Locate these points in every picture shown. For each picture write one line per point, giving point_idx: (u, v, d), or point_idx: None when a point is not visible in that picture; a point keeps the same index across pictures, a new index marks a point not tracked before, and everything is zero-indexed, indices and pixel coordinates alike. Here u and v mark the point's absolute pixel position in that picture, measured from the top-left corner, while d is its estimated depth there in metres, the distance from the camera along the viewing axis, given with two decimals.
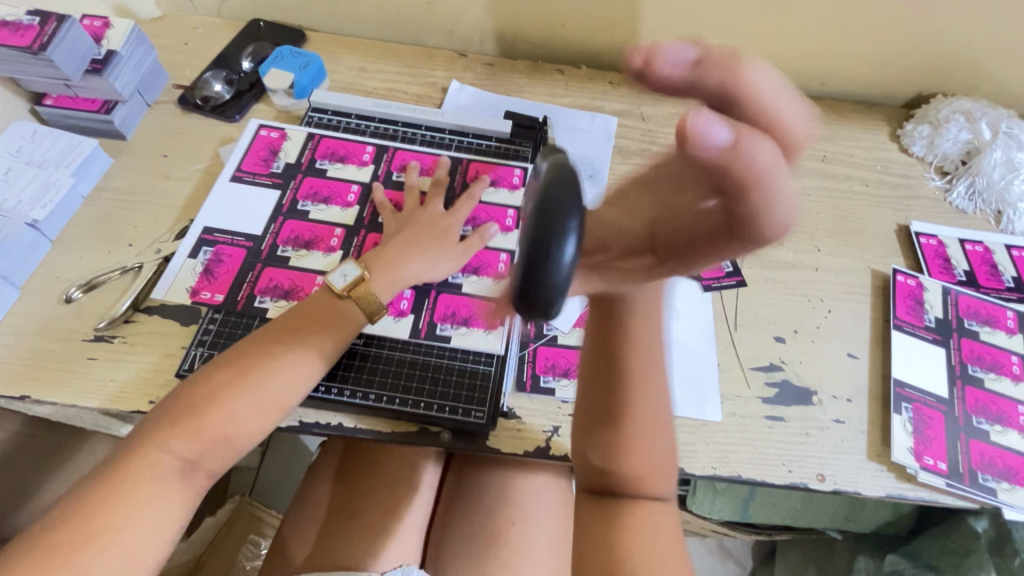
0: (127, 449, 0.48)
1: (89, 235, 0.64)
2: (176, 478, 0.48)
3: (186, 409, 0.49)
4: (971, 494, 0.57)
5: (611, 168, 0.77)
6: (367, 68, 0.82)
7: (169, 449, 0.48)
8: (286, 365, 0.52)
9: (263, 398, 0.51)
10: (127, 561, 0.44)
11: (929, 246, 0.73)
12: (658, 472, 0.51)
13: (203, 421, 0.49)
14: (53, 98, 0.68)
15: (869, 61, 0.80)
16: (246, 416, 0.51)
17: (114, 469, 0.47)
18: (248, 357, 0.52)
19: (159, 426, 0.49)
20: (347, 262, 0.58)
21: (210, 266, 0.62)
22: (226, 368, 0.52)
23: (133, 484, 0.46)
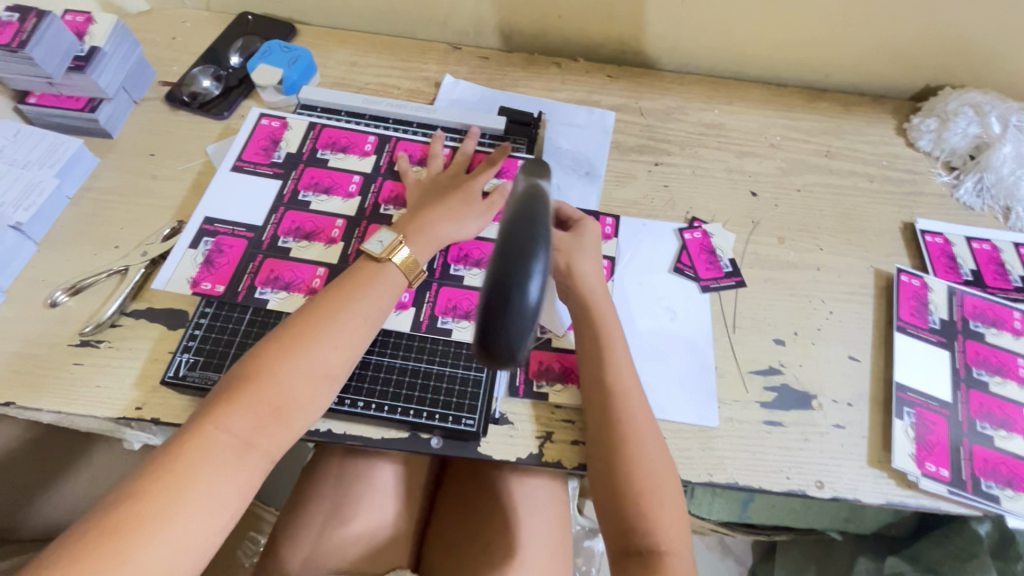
0: (182, 430, 0.46)
1: (75, 237, 0.63)
2: (231, 460, 0.45)
3: (238, 386, 0.48)
4: (974, 502, 0.56)
5: (608, 164, 0.75)
6: (359, 63, 0.80)
7: (225, 428, 0.46)
8: (333, 339, 0.51)
9: (314, 368, 0.50)
10: (184, 544, 0.42)
11: (934, 244, 0.71)
12: (660, 474, 0.51)
13: (255, 395, 0.48)
14: (36, 96, 0.67)
15: (875, 52, 0.77)
16: (297, 392, 0.49)
17: (168, 453, 0.44)
18: (294, 334, 0.51)
19: (213, 405, 0.47)
20: (381, 230, 0.59)
21: (210, 257, 0.61)
22: (275, 340, 0.50)
23: (190, 466, 0.43)
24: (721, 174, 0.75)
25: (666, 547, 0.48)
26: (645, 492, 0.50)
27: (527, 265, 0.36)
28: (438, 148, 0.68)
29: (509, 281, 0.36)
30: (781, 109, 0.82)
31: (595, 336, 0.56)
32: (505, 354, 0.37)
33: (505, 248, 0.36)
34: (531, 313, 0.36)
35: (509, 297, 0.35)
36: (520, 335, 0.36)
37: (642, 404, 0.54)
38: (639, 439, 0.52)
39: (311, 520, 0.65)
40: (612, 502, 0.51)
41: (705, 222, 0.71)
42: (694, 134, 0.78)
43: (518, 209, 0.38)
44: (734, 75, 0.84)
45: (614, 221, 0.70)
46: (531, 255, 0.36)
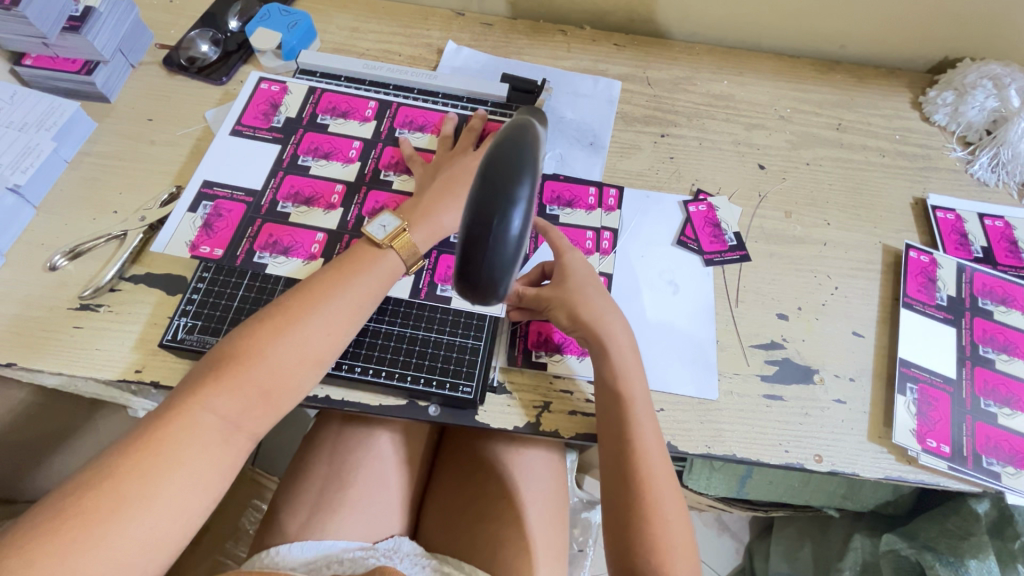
0: (165, 405, 0.46)
1: (73, 201, 0.63)
2: (215, 442, 0.45)
3: (227, 364, 0.48)
4: (974, 478, 0.55)
5: (613, 135, 0.73)
6: (360, 28, 0.78)
7: (211, 408, 0.46)
8: (324, 323, 0.51)
9: (305, 350, 0.49)
10: (166, 522, 0.42)
11: (946, 221, 0.69)
12: (661, 477, 0.51)
13: (242, 377, 0.47)
14: (32, 58, 0.66)
15: (893, 21, 0.75)
16: (285, 375, 0.49)
17: (149, 431, 0.44)
18: (286, 314, 0.50)
19: (199, 383, 0.47)
20: (383, 213, 0.57)
21: (209, 221, 0.60)
22: (268, 319, 0.50)
23: (173, 446, 0.43)
24: (728, 146, 0.73)
25: (664, 550, 0.49)
26: (651, 499, 0.50)
27: (512, 191, 0.35)
28: (448, 128, 0.65)
29: (493, 213, 0.35)
30: (793, 80, 0.79)
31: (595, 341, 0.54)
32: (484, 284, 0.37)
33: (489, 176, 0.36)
34: (515, 242, 0.36)
35: (492, 228, 0.35)
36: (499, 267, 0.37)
37: (644, 410, 0.53)
38: (644, 446, 0.51)
39: (311, 486, 0.66)
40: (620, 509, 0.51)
41: (710, 194, 0.70)
42: (702, 105, 0.76)
43: (504, 134, 0.38)
44: (746, 45, 0.81)
45: (617, 193, 0.68)
46: (517, 180, 0.36)
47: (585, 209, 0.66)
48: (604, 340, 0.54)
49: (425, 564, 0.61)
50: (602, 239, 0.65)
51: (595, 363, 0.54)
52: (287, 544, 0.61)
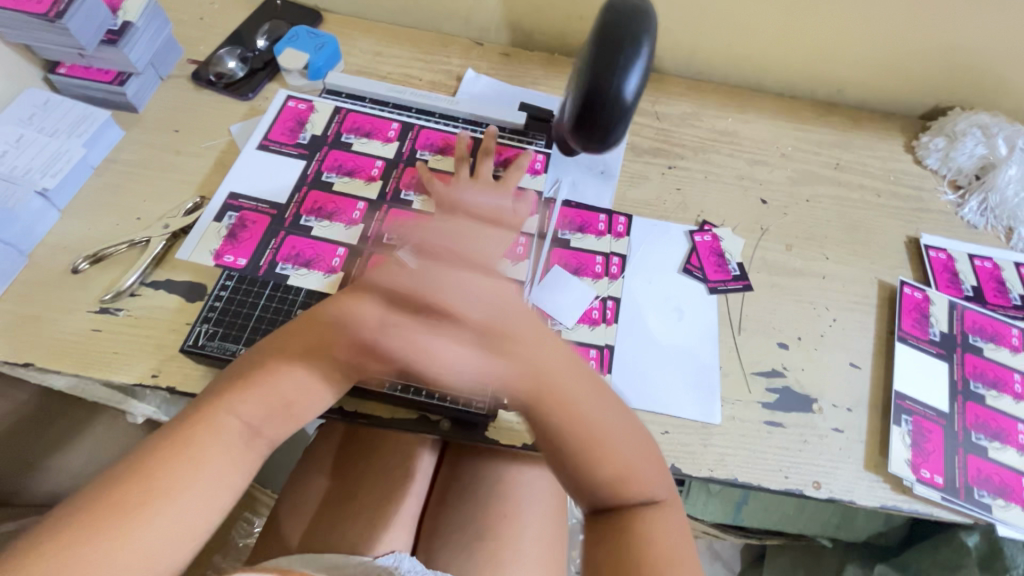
0: (193, 402, 0.48)
1: (98, 206, 0.64)
2: (238, 447, 0.47)
3: (253, 373, 0.49)
4: (966, 509, 0.57)
5: (623, 165, 0.76)
6: (382, 52, 0.82)
7: (237, 413, 0.48)
8: (347, 346, 0.52)
9: (326, 369, 0.51)
10: (188, 521, 0.44)
11: (937, 259, 0.72)
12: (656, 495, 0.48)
13: (267, 388, 0.49)
14: (66, 67, 0.68)
15: (888, 70, 0.79)
16: (307, 390, 0.50)
17: (174, 434, 0.46)
18: (312, 331, 0.52)
19: (223, 391, 0.48)
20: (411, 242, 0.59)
21: (232, 230, 0.62)
22: (296, 334, 0.51)
23: (197, 448, 0.46)
24: (733, 181, 0.77)
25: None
26: (644, 531, 0.46)
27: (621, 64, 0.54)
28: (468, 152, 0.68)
29: (614, 68, 0.54)
30: (794, 120, 0.83)
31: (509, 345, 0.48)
32: (601, 129, 0.57)
33: (609, 36, 0.55)
34: (614, 106, 0.55)
35: (615, 85, 0.54)
36: (613, 122, 0.56)
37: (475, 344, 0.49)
38: (625, 477, 0.47)
39: (314, 499, 0.66)
40: (612, 554, 0.46)
41: (715, 225, 0.72)
42: (707, 140, 0.80)
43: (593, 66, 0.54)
44: (749, 85, 0.85)
45: (626, 221, 0.71)
46: (629, 46, 0.54)
47: (596, 234, 0.69)
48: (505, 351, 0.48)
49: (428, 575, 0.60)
50: (612, 264, 0.67)
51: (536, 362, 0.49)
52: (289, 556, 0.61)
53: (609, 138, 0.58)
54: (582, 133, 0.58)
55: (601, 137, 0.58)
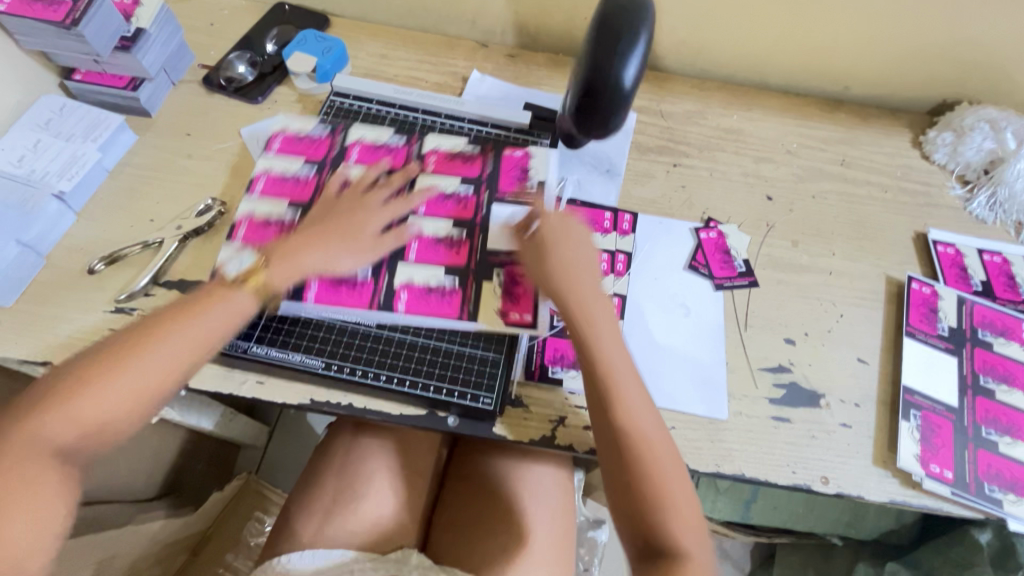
0: (45, 397, 0.45)
1: (112, 209, 0.65)
2: (48, 465, 0.44)
3: (65, 392, 0.45)
4: (976, 504, 0.57)
5: (628, 163, 0.76)
6: (389, 55, 0.83)
7: (41, 436, 0.44)
8: (186, 360, 0.49)
9: (145, 384, 0.47)
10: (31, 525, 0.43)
11: (946, 255, 0.72)
12: (668, 465, 0.51)
13: (80, 405, 0.45)
14: (81, 73, 0.70)
15: (895, 65, 0.79)
16: (123, 404, 0.47)
17: (58, 431, 0.44)
18: (149, 339, 0.49)
19: (36, 408, 0.45)
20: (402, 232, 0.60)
21: (381, 144, 0.69)
22: (115, 353, 0.48)
23: (10, 465, 0.42)
24: (738, 178, 0.77)
25: (682, 536, 0.49)
26: (657, 488, 0.50)
27: (628, 50, 0.57)
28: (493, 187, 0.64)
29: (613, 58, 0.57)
30: (799, 117, 0.83)
31: (584, 317, 0.55)
32: (601, 113, 0.60)
33: (608, 27, 0.57)
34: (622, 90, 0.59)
35: (614, 71, 0.57)
36: (613, 107, 0.59)
37: (606, 317, 0.56)
38: (652, 444, 0.51)
39: (323, 495, 0.67)
40: (628, 512, 0.51)
41: (720, 222, 0.73)
42: (712, 137, 0.80)
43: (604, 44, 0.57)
44: (754, 82, 0.86)
45: (632, 218, 0.71)
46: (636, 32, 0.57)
47: (601, 232, 0.69)
48: (586, 315, 0.55)
49: None
50: (617, 262, 0.68)
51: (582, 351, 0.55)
52: (298, 552, 0.62)
53: (610, 122, 0.62)
54: (583, 117, 0.61)
55: (601, 121, 0.61)
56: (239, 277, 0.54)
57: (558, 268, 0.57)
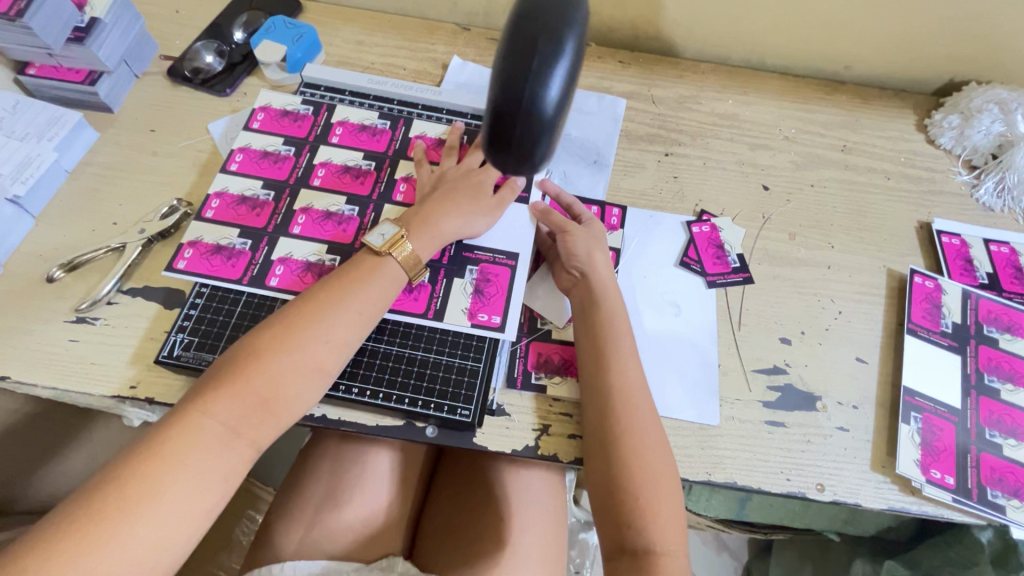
0: (215, 382, 0.47)
1: (72, 212, 0.62)
2: (216, 449, 0.45)
3: (229, 374, 0.47)
4: (978, 511, 0.54)
5: (617, 153, 0.73)
6: (365, 41, 0.78)
7: (212, 416, 0.45)
8: (315, 347, 0.49)
9: (302, 363, 0.49)
10: (171, 520, 0.42)
11: (950, 245, 0.68)
12: (659, 473, 0.50)
13: (244, 387, 0.47)
14: (36, 67, 0.66)
15: (899, 43, 0.74)
16: (284, 383, 0.48)
17: (234, 415, 0.46)
18: (284, 326, 0.49)
19: (203, 392, 0.46)
20: (383, 224, 0.57)
21: (366, 126, 0.67)
22: (265, 334, 0.49)
23: (172, 452, 0.43)
24: (733, 167, 0.73)
25: (662, 547, 0.47)
26: (641, 494, 0.49)
27: (549, 59, 0.40)
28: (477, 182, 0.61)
29: (527, 74, 0.39)
30: (798, 101, 0.79)
31: (601, 330, 0.55)
32: (521, 147, 0.41)
33: (521, 30, 0.41)
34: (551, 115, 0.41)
35: (529, 93, 0.39)
36: (533, 137, 0.41)
37: (628, 331, 0.55)
38: (646, 452, 0.50)
39: (304, 504, 0.65)
40: (608, 502, 0.50)
41: (714, 215, 0.69)
42: (706, 124, 0.76)
43: (514, 53, 0.40)
44: (750, 64, 0.81)
45: (620, 212, 0.68)
46: (559, 39, 0.40)
47: None
48: (606, 327, 0.55)
49: None
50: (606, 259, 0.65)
51: (583, 333, 0.56)
52: (281, 563, 0.60)
53: (535, 155, 0.42)
54: (496, 150, 0.42)
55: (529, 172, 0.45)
56: (386, 247, 0.55)
57: (595, 260, 0.58)
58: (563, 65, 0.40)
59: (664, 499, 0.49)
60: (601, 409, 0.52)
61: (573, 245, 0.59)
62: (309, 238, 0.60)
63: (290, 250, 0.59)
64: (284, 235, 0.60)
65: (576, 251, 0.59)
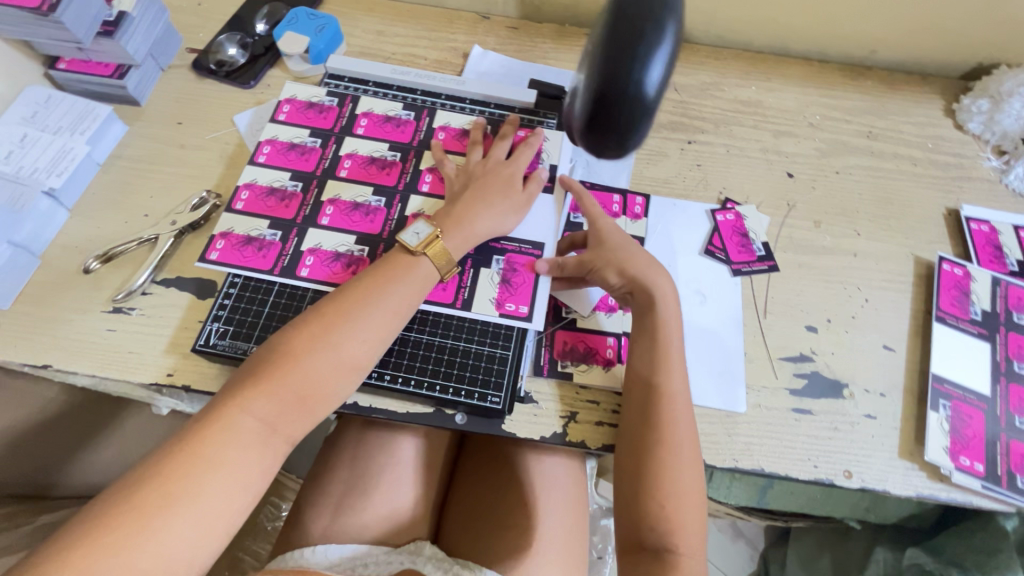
0: (252, 378, 0.48)
1: (105, 205, 0.63)
2: (254, 443, 0.46)
3: (267, 369, 0.48)
4: (1008, 498, 0.54)
5: (640, 142, 0.72)
6: (386, 32, 0.78)
7: (251, 412, 0.46)
8: (349, 344, 0.50)
9: (337, 361, 0.49)
10: (211, 513, 0.43)
11: (979, 232, 0.68)
12: (686, 469, 0.50)
13: (281, 384, 0.48)
14: (65, 61, 0.67)
15: (928, 26, 0.73)
16: (321, 381, 0.49)
17: (272, 411, 0.47)
18: (320, 323, 0.50)
19: (241, 386, 0.47)
20: (418, 222, 0.58)
21: (391, 117, 0.67)
22: (302, 331, 0.50)
23: (212, 447, 0.44)
24: (757, 154, 0.72)
25: (684, 542, 0.49)
26: (666, 490, 0.50)
27: (652, 44, 0.40)
28: (501, 174, 0.61)
29: (629, 60, 0.40)
30: (823, 86, 0.78)
31: (648, 337, 0.54)
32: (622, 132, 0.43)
33: (623, 12, 0.40)
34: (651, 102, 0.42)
35: (631, 80, 0.40)
36: (636, 122, 0.42)
37: (675, 333, 0.55)
38: (676, 448, 0.51)
39: (334, 490, 0.66)
40: (635, 497, 0.50)
41: (738, 203, 0.69)
42: (729, 111, 0.75)
43: (616, 36, 0.40)
44: (774, 50, 0.80)
45: (644, 200, 0.68)
46: (662, 22, 0.40)
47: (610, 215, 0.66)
48: (647, 325, 0.55)
49: (448, 568, 0.60)
50: None
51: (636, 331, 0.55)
52: (312, 547, 0.61)
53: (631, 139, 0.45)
54: (598, 134, 0.44)
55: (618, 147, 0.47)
56: (420, 246, 0.55)
57: (635, 253, 0.58)
58: (665, 50, 0.40)
59: (690, 493, 0.50)
60: (645, 408, 0.52)
61: (607, 239, 0.59)
62: (338, 229, 0.60)
63: (319, 241, 0.60)
64: (313, 226, 0.60)
65: (610, 243, 0.58)
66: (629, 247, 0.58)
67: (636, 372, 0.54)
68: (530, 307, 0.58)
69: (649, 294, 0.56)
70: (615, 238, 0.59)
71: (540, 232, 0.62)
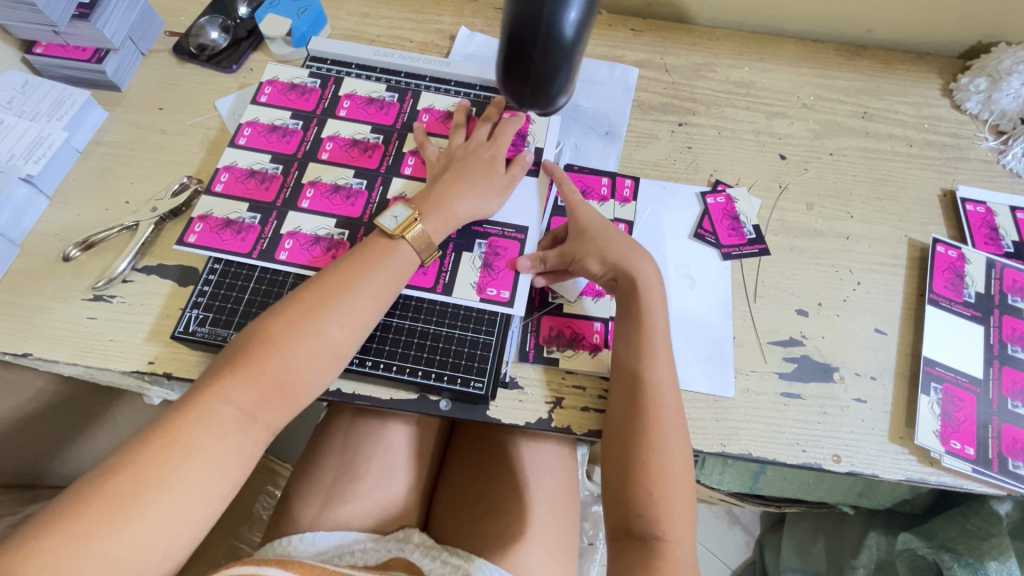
0: (229, 366, 0.47)
1: (85, 192, 0.63)
2: (232, 431, 0.46)
3: (245, 357, 0.47)
4: (1000, 482, 0.54)
5: (629, 124, 0.71)
6: (371, 13, 0.77)
7: (228, 400, 0.46)
8: (328, 331, 0.49)
9: (317, 348, 0.49)
10: (188, 502, 0.43)
11: (975, 214, 0.66)
12: (673, 456, 0.50)
13: (259, 372, 0.47)
14: (43, 46, 0.65)
15: (925, 3, 0.71)
16: (300, 368, 0.48)
17: (249, 400, 0.47)
18: (298, 310, 0.50)
19: (219, 374, 0.47)
20: (397, 205, 0.56)
21: (374, 99, 0.66)
22: (280, 318, 0.49)
23: (188, 436, 0.44)
24: (749, 136, 0.71)
25: (671, 530, 0.48)
26: (653, 477, 0.49)
27: None
28: (482, 156, 0.60)
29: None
30: (817, 66, 0.76)
31: (636, 325, 0.53)
32: (539, 81, 0.36)
33: None
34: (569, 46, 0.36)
35: (548, 13, 0.34)
36: (553, 67, 0.36)
37: (662, 319, 0.54)
38: (663, 434, 0.50)
39: (323, 478, 0.65)
40: (621, 485, 0.50)
41: (729, 185, 0.68)
42: (721, 92, 0.74)
43: None
44: (768, 30, 0.78)
45: (633, 183, 0.67)
46: None
47: (598, 199, 0.65)
48: (635, 311, 0.54)
49: (436, 556, 0.60)
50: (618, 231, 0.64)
51: (622, 318, 0.55)
52: (299, 534, 0.61)
53: (553, 91, 0.38)
54: (509, 86, 0.37)
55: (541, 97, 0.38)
56: (399, 230, 0.54)
57: (617, 239, 0.57)
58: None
59: (677, 481, 0.49)
60: (631, 395, 0.52)
61: (590, 227, 0.58)
62: (319, 213, 0.60)
63: (299, 224, 0.59)
64: (293, 210, 0.60)
65: (593, 231, 0.57)
66: (612, 234, 0.57)
67: (620, 359, 0.53)
68: (513, 292, 0.57)
69: (632, 281, 0.55)
70: (597, 226, 0.58)
71: (526, 216, 0.61)
